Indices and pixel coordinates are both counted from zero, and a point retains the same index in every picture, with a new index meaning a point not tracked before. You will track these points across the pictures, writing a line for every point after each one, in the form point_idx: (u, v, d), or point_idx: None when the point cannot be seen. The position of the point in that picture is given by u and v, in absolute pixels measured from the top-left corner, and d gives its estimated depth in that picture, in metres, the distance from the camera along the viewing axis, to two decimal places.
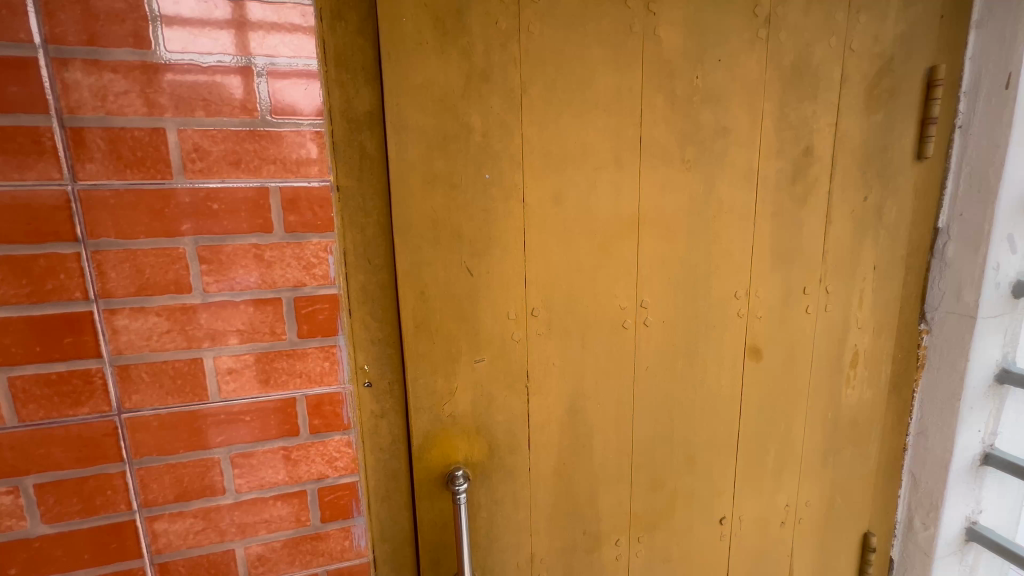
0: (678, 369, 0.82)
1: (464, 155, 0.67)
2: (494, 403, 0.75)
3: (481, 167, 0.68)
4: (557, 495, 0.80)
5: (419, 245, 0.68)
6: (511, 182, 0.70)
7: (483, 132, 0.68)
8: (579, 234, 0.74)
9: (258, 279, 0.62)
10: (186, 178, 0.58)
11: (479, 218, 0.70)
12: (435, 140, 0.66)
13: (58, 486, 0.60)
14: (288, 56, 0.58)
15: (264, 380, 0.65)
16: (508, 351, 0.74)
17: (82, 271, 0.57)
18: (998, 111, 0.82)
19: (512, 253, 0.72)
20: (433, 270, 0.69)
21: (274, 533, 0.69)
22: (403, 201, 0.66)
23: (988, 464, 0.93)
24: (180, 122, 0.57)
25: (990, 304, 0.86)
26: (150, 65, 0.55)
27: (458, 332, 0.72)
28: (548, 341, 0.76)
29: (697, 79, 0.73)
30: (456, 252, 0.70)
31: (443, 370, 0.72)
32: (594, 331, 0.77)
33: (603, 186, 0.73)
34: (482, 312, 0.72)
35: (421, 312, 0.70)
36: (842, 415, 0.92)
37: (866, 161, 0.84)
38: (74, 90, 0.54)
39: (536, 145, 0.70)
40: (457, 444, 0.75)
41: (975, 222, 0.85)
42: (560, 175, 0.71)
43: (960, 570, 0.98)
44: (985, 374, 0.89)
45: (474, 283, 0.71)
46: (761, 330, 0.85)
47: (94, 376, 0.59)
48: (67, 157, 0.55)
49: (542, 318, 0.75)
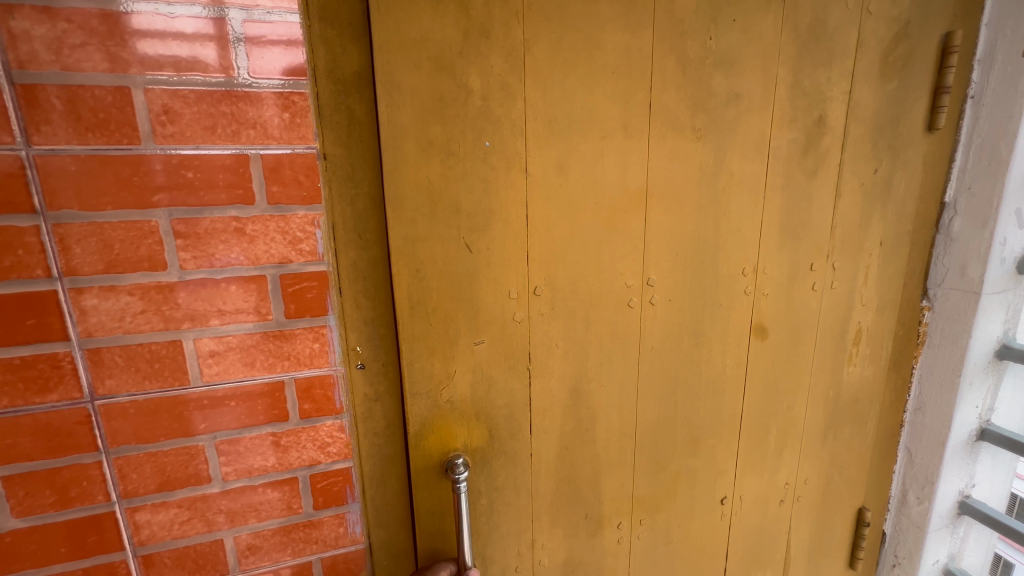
0: (683, 348, 0.80)
1: (462, 120, 0.63)
2: (495, 386, 0.72)
3: (481, 134, 0.64)
4: (559, 481, 0.78)
5: (414, 218, 0.64)
6: (513, 151, 0.66)
7: (482, 95, 0.63)
8: (585, 207, 0.70)
9: (240, 255, 0.58)
10: (156, 144, 0.53)
11: (478, 190, 0.65)
12: (430, 102, 0.61)
13: (27, 478, 0.56)
14: (268, 7, 0.53)
15: (249, 363, 0.61)
16: (508, 332, 0.71)
17: (44, 246, 0.52)
18: (1012, 81, 0.79)
19: (514, 228, 0.68)
20: (429, 246, 0.65)
21: (264, 521, 0.66)
22: (396, 171, 0.61)
23: (984, 440, 0.93)
24: (147, 80, 0.51)
25: (995, 280, 0.85)
26: (109, 14, 0.49)
27: (457, 312, 0.68)
28: (551, 321, 0.73)
29: (710, 40, 0.69)
30: (454, 227, 0.65)
31: (440, 353, 0.69)
32: (600, 310, 0.74)
33: (611, 158, 0.69)
34: (482, 291, 0.68)
35: (416, 292, 0.66)
36: (843, 392, 0.92)
37: (878, 132, 0.81)
38: (24, 41, 0.48)
39: (540, 111, 0.65)
40: (456, 431, 0.72)
41: (984, 196, 0.83)
42: (566, 144, 0.67)
43: (951, 542, 1.00)
44: (986, 350, 0.89)
45: (473, 261, 0.67)
46: (767, 308, 0.83)
47: (63, 360, 0.55)
48: (19, 118, 0.49)
49: (545, 298, 0.72)
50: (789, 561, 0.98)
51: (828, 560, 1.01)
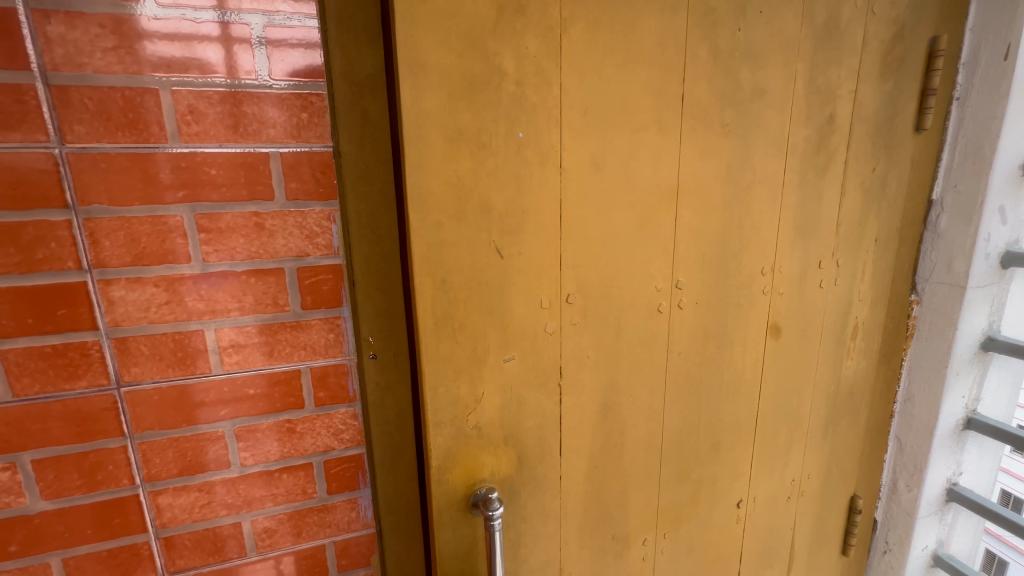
0: (705, 351, 0.81)
1: (496, 107, 0.60)
2: (524, 407, 0.69)
3: (515, 123, 0.61)
4: (588, 503, 0.77)
5: (440, 220, 0.60)
6: (548, 143, 0.63)
7: (517, 79, 0.60)
8: (621, 206, 0.69)
9: (260, 249, 0.61)
10: (181, 142, 0.56)
11: (511, 188, 0.62)
12: (460, 90, 0.57)
13: (56, 462, 0.59)
14: (288, 12, 0.57)
15: (268, 352, 0.64)
16: (540, 347, 0.69)
17: (75, 239, 0.54)
18: (995, 83, 0.83)
19: (547, 231, 0.66)
20: (456, 251, 0.61)
21: (280, 505, 0.69)
22: (421, 166, 0.57)
23: (970, 429, 0.96)
24: (173, 82, 0.54)
25: (979, 274, 0.88)
26: (138, 20, 0.52)
27: (486, 325, 0.65)
28: (583, 331, 0.71)
29: (739, 31, 0.70)
30: (485, 230, 0.62)
31: (467, 374, 0.65)
32: (630, 317, 0.74)
33: (645, 152, 0.69)
34: (513, 300, 0.66)
35: (442, 304, 0.62)
36: (841, 386, 0.95)
37: (876, 131, 0.85)
38: (59, 45, 0.50)
39: (577, 100, 0.64)
40: (482, 461, 0.68)
41: (969, 193, 0.87)
42: (602, 138, 0.66)
43: (939, 529, 1.03)
44: (971, 342, 0.92)
45: (503, 266, 0.64)
46: (781, 307, 0.86)
47: (91, 349, 0.57)
48: (53, 118, 0.52)
49: (576, 307, 0.70)
50: (793, 553, 1.00)
51: (825, 553, 1.04)
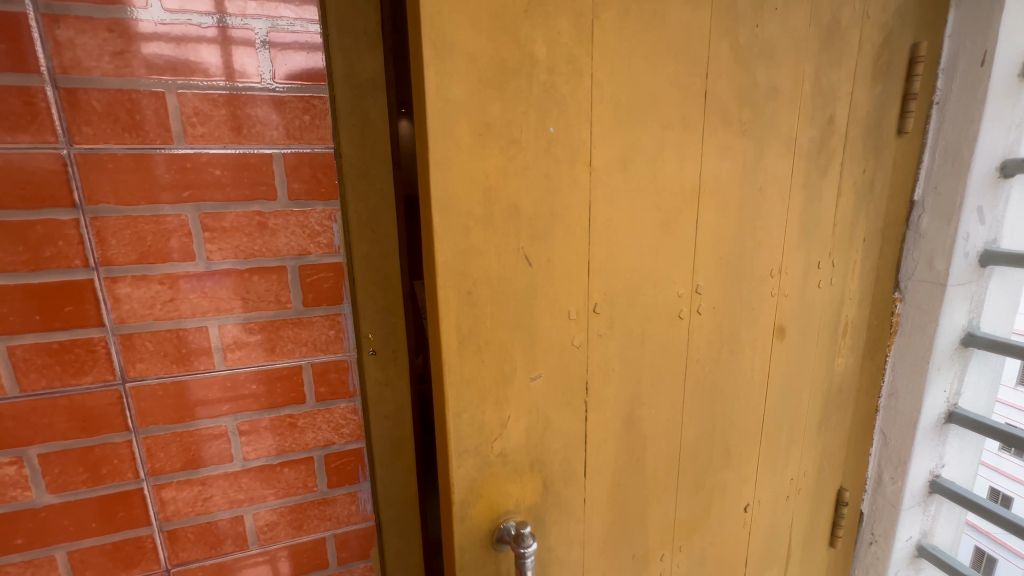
0: (721, 355, 0.79)
1: (525, 98, 0.53)
2: (551, 427, 0.63)
3: (545, 117, 0.55)
4: (611, 523, 0.72)
5: (466, 225, 0.52)
6: (578, 140, 0.58)
7: (549, 67, 0.54)
8: (646, 207, 0.66)
9: (262, 248, 0.62)
10: (186, 143, 0.57)
11: (541, 189, 0.56)
12: (488, 76, 0.51)
13: (62, 456, 0.60)
14: (291, 18, 0.59)
15: (270, 349, 0.65)
16: (567, 361, 0.63)
17: (82, 238, 0.56)
18: (973, 88, 0.86)
19: (577, 233, 0.60)
20: (484, 260, 0.54)
21: (281, 499, 0.70)
22: (445, 163, 0.50)
23: (952, 421, 1.00)
24: (180, 85, 0.56)
25: (959, 272, 0.92)
26: (145, 24, 0.54)
27: (514, 342, 0.58)
28: (609, 341, 0.66)
29: (757, 28, 0.69)
30: (514, 235, 0.56)
31: (493, 399, 0.58)
32: (654, 325, 0.70)
33: (670, 150, 0.66)
34: (541, 315, 0.60)
35: (467, 320, 0.54)
36: (833, 383, 0.97)
37: (866, 133, 0.87)
38: (68, 49, 0.52)
39: (607, 91, 0.59)
40: (507, 492, 0.61)
41: (948, 194, 0.90)
42: (630, 136, 0.62)
43: (922, 520, 1.06)
44: (952, 338, 0.95)
45: (532, 276, 0.58)
46: (787, 309, 0.86)
47: (97, 345, 0.59)
48: (61, 119, 0.53)
49: (602, 317, 0.65)
50: (791, 552, 1.01)
51: (817, 548, 1.06)
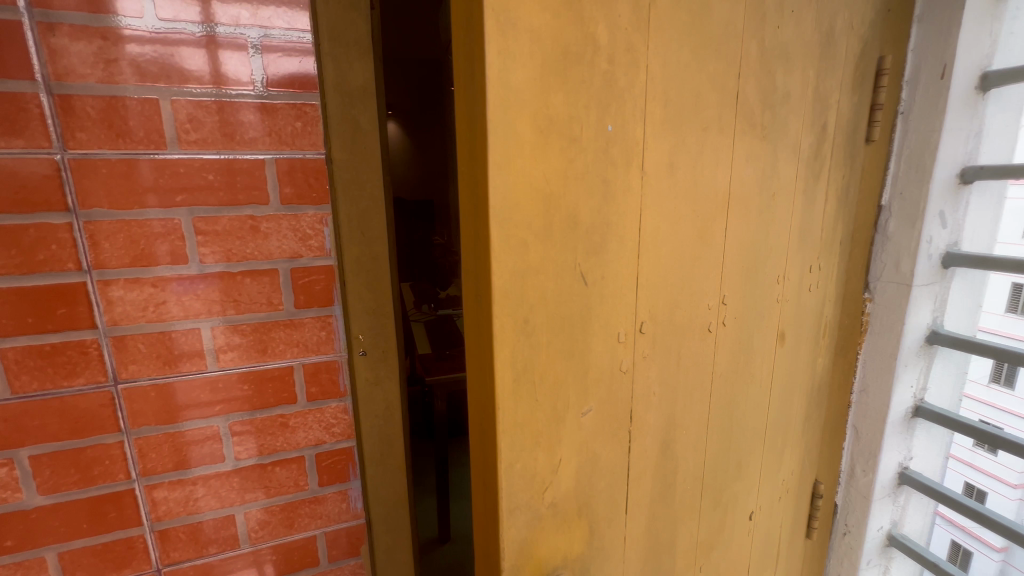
0: (739, 366, 0.75)
1: (588, 89, 0.45)
2: (599, 465, 0.54)
3: (606, 112, 0.47)
4: (647, 559, 0.65)
5: (525, 238, 0.42)
6: (635, 138, 0.50)
7: (610, 55, 0.46)
8: (686, 211, 0.59)
9: (255, 251, 0.64)
10: (179, 149, 0.59)
11: (599, 195, 0.48)
12: (553, 60, 0.41)
13: (54, 458, 0.60)
14: (284, 28, 0.61)
15: (262, 350, 0.66)
16: (615, 390, 0.54)
17: (75, 242, 0.57)
18: (934, 99, 0.89)
19: (628, 243, 0.52)
20: (541, 279, 0.44)
21: (273, 498, 0.72)
22: (507, 164, 0.40)
23: (919, 416, 1.04)
24: (174, 92, 0.57)
25: (923, 273, 0.96)
26: (140, 32, 0.55)
27: (568, 378, 0.49)
28: (652, 363, 0.59)
29: (777, 28, 0.66)
30: (571, 251, 0.47)
31: (545, 440, 0.48)
32: (689, 338, 0.64)
33: (710, 150, 0.60)
34: (593, 339, 0.51)
35: (522, 353, 0.44)
36: (817, 382, 1.01)
37: (846, 139, 0.90)
38: (63, 56, 0.53)
39: (660, 88, 0.52)
40: (554, 548, 0.51)
41: (912, 200, 0.94)
42: (677, 135, 0.55)
43: (892, 511, 1.10)
44: (917, 336, 1.00)
45: (588, 296, 0.49)
46: (788, 313, 0.84)
47: (90, 347, 0.59)
48: (55, 125, 0.54)
49: (647, 337, 0.58)
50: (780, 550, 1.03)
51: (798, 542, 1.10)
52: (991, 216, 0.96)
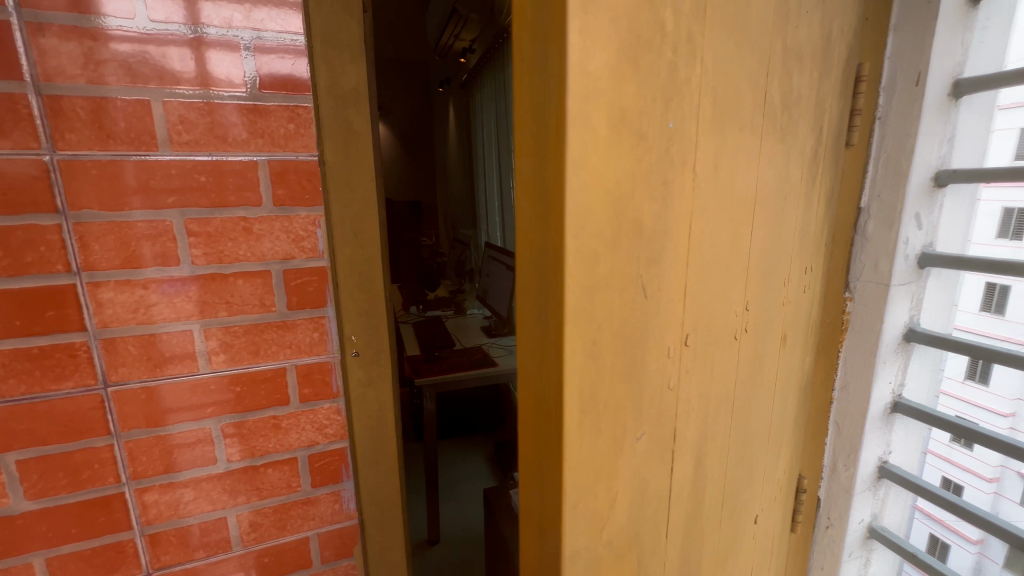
0: (756, 372, 0.59)
1: (657, 79, 0.34)
2: (647, 496, 0.42)
3: (668, 106, 0.36)
4: None
5: (593, 250, 0.32)
6: (693, 133, 0.39)
7: (675, 43, 0.35)
8: (722, 211, 0.45)
9: (247, 252, 0.64)
10: (171, 150, 0.59)
11: (660, 196, 0.37)
12: (628, 42, 0.31)
13: (41, 462, 0.60)
14: (276, 31, 0.60)
15: (254, 351, 0.66)
16: (667, 411, 0.43)
17: (64, 243, 0.56)
18: (909, 104, 0.80)
19: (681, 241, 0.40)
20: (609, 298, 0.34)
21: (266, 499, 0.71)
22: (584, 164, 0.30)
23: (896, 412, 0.94)
24: (166, 93, 0.57)
25: (901, 274, 0.86)
26: (130, 33, 0.55)
27: (626, 399, 0.38)
28: (692, 378, 0.46)
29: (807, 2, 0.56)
30: (635, 260, 0.36)
31: (605, 475, 0.37)
32: (716, 356, 0.50)
33: (740, 157, 0.47)
34: (649, 352, 0.39)
35: (586, 385, 0.34)
36: (803, 385, 0.92)
37: (832, 146, 0.81)
38: (52, 57, 0.53)
39: (710, 62, 0.39)
40: None
41: (891, 200, 0.85)
42: (721, 135, 0.43)
43: (872, 503, 0.99)
44: (894, 336, 0.90)
45: (646, 308, 0.38)
46: (790, 315, 0.69)
47: (79, 349, 0.59)
48: (45, 126, 0.54)
49: (692, 351, 0.45)
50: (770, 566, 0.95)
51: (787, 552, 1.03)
52: (965, 209, 0.85)
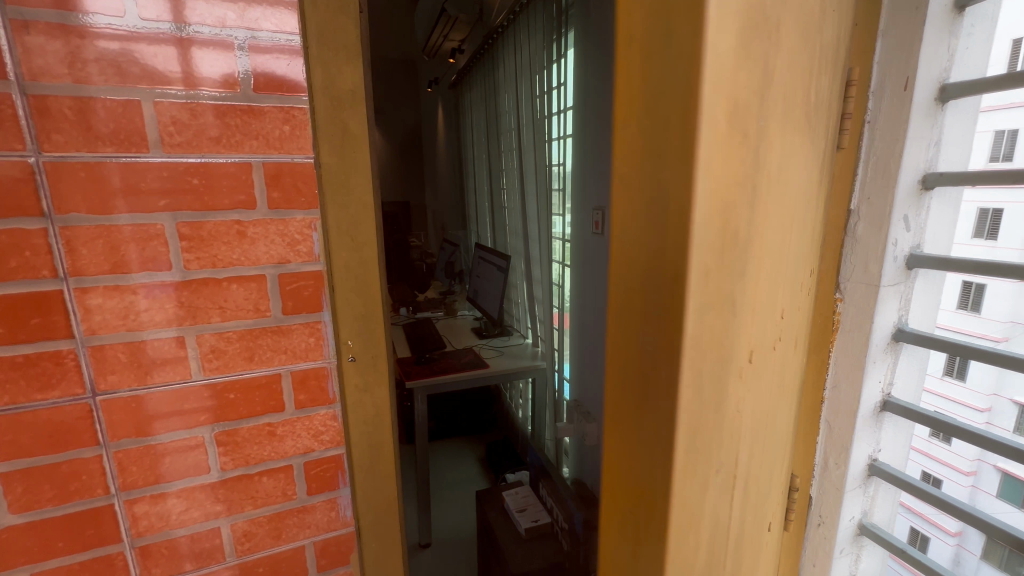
0: (782, 385, 0.57)
1: (752, 87, 0.37)
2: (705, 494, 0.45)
3: (761, 114, 0.39)
4: None
5: (706, 256, 0.38)
6: (783, 135, 0.43)
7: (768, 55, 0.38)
8: (774, 216, 0.44)
9: (242, 256, 0.62)
10: (163, 152, 0.57)
11: (750, 202, 0.40)
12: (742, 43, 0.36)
13: (26, 474, 0.58)
14: (271, 30, 0.59)
15: (249, 357, 0.65)
16: (727, 415, 0.44)
17: (50, 248, 0.54)
18: (899, 108, 0.81)
19: (755, 247, 0.42)
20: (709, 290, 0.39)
21: (260, 508, 0.70)
22: (709, 170, 0.36)
23: (885, 411, 0.93)
24: (157, 94, 0.56)
25: (891, 275, 0.86)
26: (119, 32, 0.53)
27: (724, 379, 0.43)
28: (748, 385, 0.46)
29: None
30: (739, 261, 0.41)
31: (706, 452, 0.44)
32: (766, 364, 0.49)
33: (789, 159, 0.45)
34: (739, 344, 0.44)
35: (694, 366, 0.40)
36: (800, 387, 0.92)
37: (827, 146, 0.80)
38: (38, 55, 0.51)
39: (784, 67, 0.41)
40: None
41: (880, 202, 0.85)
42: (775, 137, 0.41)
43: (861, 500, 0.99)
44: (884, 335, 0.89)
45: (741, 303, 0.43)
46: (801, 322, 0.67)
47: (66, 357, 0.57)
48: (30, 127, 0.52)
49: (748, 356, 0.45)
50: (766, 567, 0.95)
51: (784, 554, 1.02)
52: (948, 214, 0.84)
